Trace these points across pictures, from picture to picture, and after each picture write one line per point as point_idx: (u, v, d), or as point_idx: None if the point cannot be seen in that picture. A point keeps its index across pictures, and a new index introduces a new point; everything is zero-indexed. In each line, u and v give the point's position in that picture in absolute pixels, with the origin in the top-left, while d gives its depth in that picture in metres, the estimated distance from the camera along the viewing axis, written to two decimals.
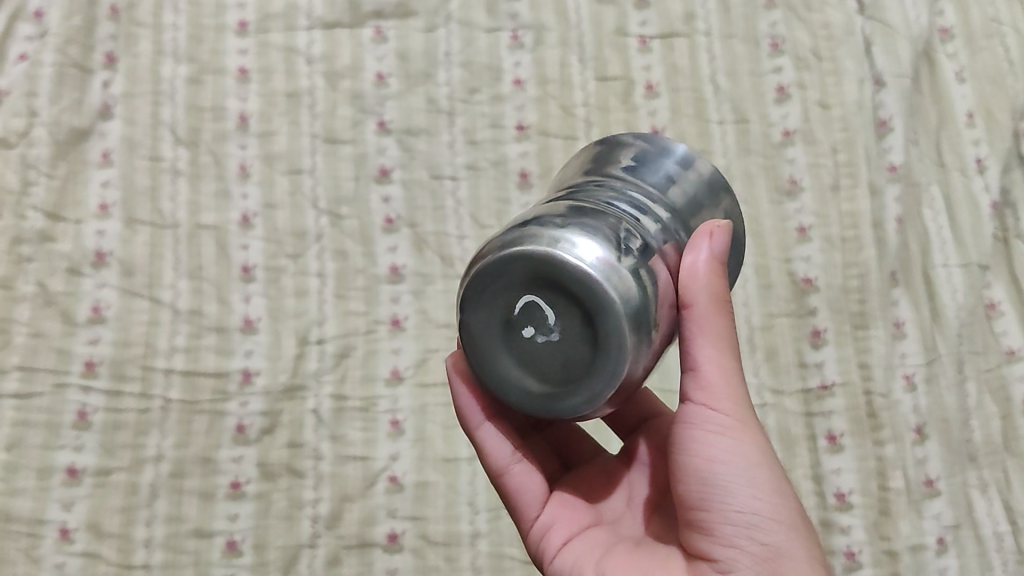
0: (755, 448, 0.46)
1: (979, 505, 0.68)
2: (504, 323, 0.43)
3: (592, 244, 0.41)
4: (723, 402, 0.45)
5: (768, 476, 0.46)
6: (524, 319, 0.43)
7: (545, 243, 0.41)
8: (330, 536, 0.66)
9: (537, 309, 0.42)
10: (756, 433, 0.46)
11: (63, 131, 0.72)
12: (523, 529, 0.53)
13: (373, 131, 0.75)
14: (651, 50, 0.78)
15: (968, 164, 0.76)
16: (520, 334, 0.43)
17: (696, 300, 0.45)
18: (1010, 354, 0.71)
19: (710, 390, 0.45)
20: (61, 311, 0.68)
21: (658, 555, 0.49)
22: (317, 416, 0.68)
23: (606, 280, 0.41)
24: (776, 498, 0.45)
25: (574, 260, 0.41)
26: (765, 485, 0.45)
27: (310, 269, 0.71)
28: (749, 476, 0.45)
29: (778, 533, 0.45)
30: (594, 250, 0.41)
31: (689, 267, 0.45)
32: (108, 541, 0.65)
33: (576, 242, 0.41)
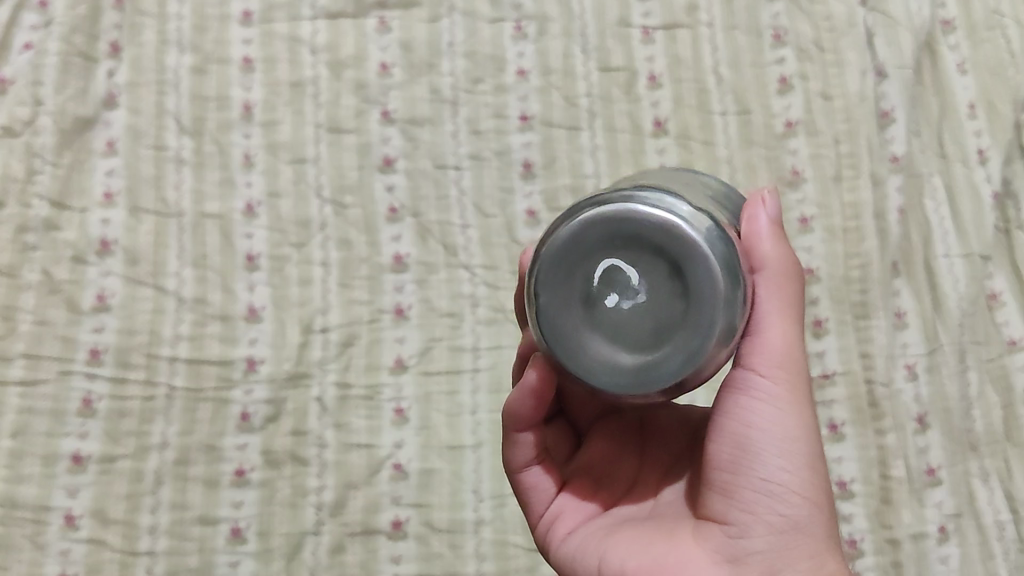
0: (799, 420, 0.45)
1: (981, 494, 0.69)
2: (583, 300, 0.43)
3: (680, 201, 0.42)
4: (774, 369, 0.45)
5: (806, 450, 0.45)
6: (606, 287, 0.42)
7: (622, 202, 0.41)
8: (334, 523, 0.66)
9: (620, 274, 0.42)
10: (804, 404, 0.46)
11: (68, 119, 0.72)
12: (532, 521, 0.54)
13: (376, 121, 0.75)
14: (654, 41, 0.79)
15: (970, 155, 0.76)
16: (602, 305, 0.42)
17: (766, 264, 0.45)
18: (1011, 343, 0.72)
19: (764, 353, 0.45)
20: (66, 298, 0.69)
21: (666, 523, 0.49)
22: (321, 404, 0.68)
23: (704, 228, 0.41)
24: (808, 473, 0.45)
25: (670, 209, 0.41)
26: (799, 458, 0.45)
27: (314, 257, 0.72)
28: (785, 446, 0.45)
29: (801, 509, 0.45)
30: (685, 205, 0.42)
31: (753, 231, 0.45)
32: (113, 528, 0.65)
33: (666, 198, 0.42)
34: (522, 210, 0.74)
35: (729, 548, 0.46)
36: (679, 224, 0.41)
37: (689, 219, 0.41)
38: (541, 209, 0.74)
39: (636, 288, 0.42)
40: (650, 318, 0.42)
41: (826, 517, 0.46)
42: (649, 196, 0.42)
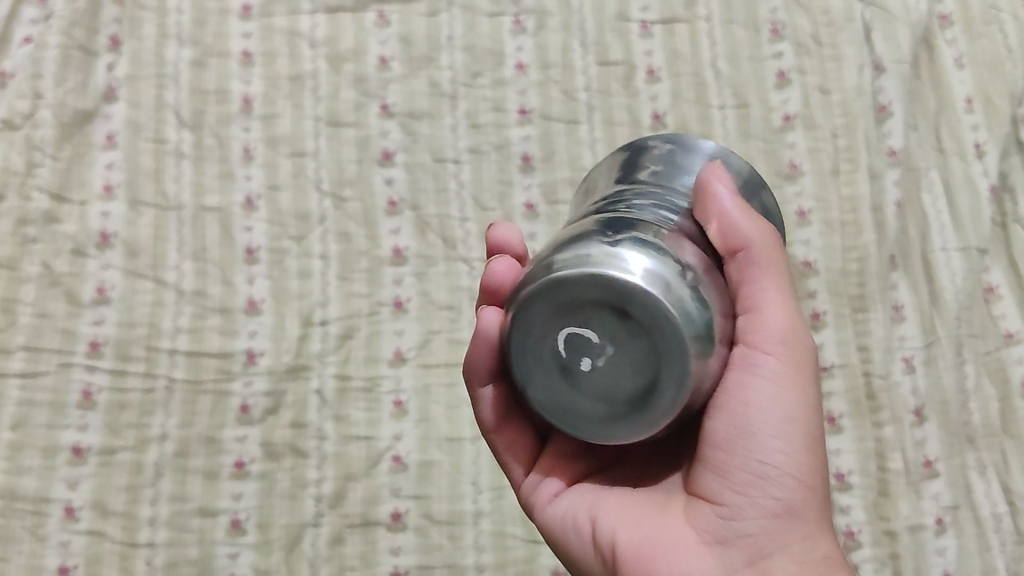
0: (797, 401, 0.46)
1: (978, 486, 0.69)
2: (559, 367, 0.44)
3: (636, 256, 0.43)
4: (774, 351, 0.46)
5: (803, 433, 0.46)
6: (573, 353, 0.44)
7: (575, 268, 0.42)
8: (334, 515, 0.66)
9: (581, 335, 0.43)
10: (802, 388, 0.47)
11: (68, 113, 0.72)
12: (513, 480, 0.55)
13: (376, 115, 0.75)
14: (652, 35, 0.79)
15: (967, 149, 0.76)
16: (579, 370, 0.44)
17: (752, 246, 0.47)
18: (1008, 337, 0.72)
19: (762, 333, 0.46)
20: (66, 291, 0.69)
21: (656, 498, 0.50)
22: (320, 396, 0.69)
23: (664, 281, 0.42)
24: (805, 455, 0.46)
25: (625, 271, 0.42)
26: (795, 441, 0.46)
27: (314, 250, 0.72)
28: (783, 427, 0.46)
29: (797, 492, 0.46)
30: (643, 261, 0.42)
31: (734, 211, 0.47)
32: (113, 520, 0.65)
33: (624, 256, 0.43)
34: (521, 204, 0.74)
35: (722, 530, 0.46)
36: (632, 280, 0.42)
37: (645, 276, 0.42)
38: (540, 202, 0.74)
39: (599, 345, 0.43)
40: (627, 373, 0.43)
41: (821, 502, 0.47)
42: (601, 255, 0.43)
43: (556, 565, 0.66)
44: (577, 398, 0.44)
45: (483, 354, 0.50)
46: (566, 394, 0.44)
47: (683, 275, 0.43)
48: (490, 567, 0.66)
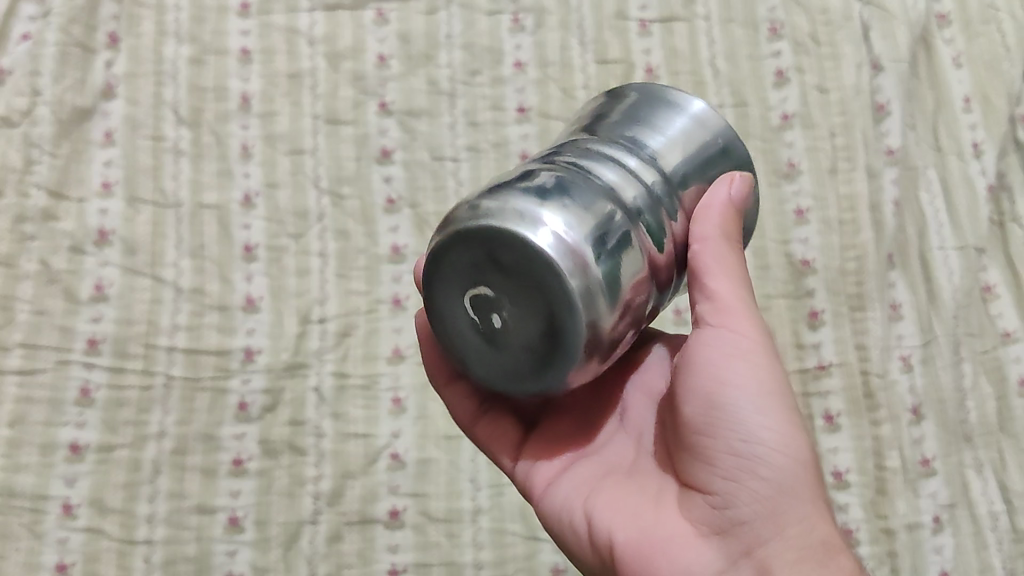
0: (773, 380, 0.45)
1: (975, 484, 0.69)
2: (479, 333, 0.43)
3: (541, 214, 0.40)
4: (740, 329, 0.45)
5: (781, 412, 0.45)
6: (483, 315, 0.42)
7: (457, 227, 0.41)
8: (332, 512, 0.66)
9: (483, 296, 0.42)
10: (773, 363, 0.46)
11: (66, 110, 0.72)
12: (506, 470, 0.54)
13: (374, 112, 0.75)
14: (651, 34, 0.79)
15: (965, 148, 0.76)
16: (494, 333, 0.42)
17: (710, 235, 0.45)
18: (1006, 335, 0.72)
19: (728, 316, 0.45)
20: (64, 288, 0.69)
21: (651, 488, 0.49)
22: (319, 394, 0.69)
23: (561, 237, 0.39)
24: (792, 433, 0.45)
25: (523, 231, 0.39)
26: (776, 417, 0.45)
27: (312, 248, 0.72)
28: (760, 405, 0.45)
29: (787, 470, 0.44)
30: (546, 220, 0.40)
31: (707, 205, 0.46)
32: (111, 517, 0.65)
33: (528, 214, 0.40)
34: None
35: (717, 520, 0.45)
36: (512, 231, 0.40)
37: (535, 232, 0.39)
38: None
39: (497, 302, 0.41)
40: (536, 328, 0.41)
41: (814, 480, 0.45)
42: (494, 208, 0.41)
43: (554, 563, 0.66)
44: (499, 362, 0.43)
45: (426, 347, 0.54)
46: (484, 360, 0.43)
47: (588, 228, 0.40)
48: (488, 565, 0.66)
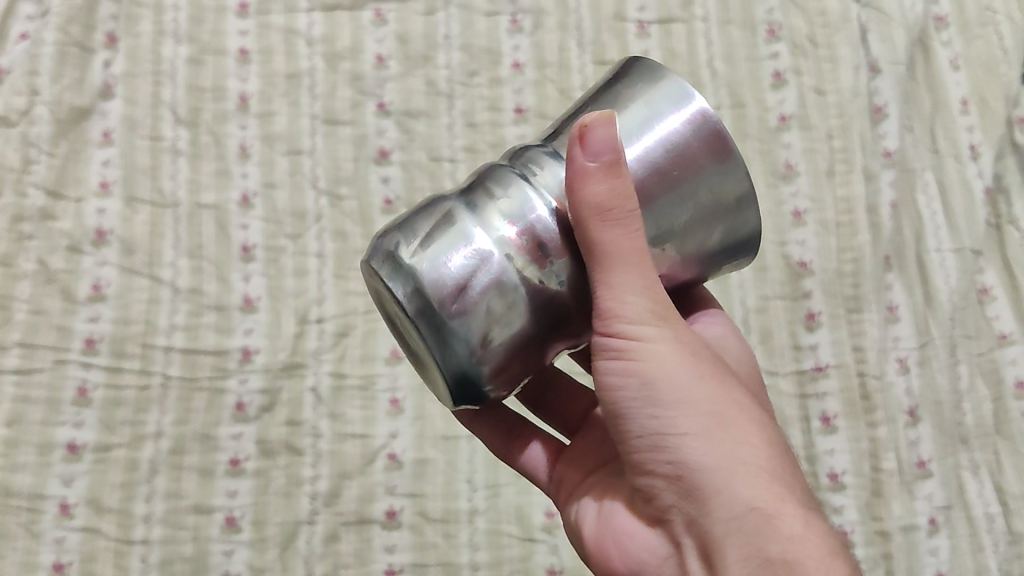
0: (671, 371, 0.44)
1: (971, 486, 0.69)
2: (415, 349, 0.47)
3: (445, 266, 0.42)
4: (642, 319, 0.43)
5: (683, 401, 0.44)
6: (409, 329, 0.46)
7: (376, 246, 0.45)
8: (329, 512, 0.67)
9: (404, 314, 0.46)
10: (675, 342, 0.44)
11: (64, 109, 0.72)
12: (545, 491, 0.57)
13: (372, 113, 0.76)
14: (649, 35, 0.79)
15: (962, 150, 0.77)
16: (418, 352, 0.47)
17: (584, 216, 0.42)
18: (1002, 337, 0.72)
19: (626, 311, 0.43)
20: (62, 288, 0.69)
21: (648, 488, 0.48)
22: (316, 394, 0.69)
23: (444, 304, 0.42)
24: (700, 420, 0.43)
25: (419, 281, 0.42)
26: (698, 395, 0.44)
27: (310, 249, 0.72)
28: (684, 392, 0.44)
29: (701, 457, 0.43)
30: (444, 273, 0.42)
31: (578, 189, 0.42)
32: (108, 517, 0.65)
33: (436, 262, 0.42)
34: None
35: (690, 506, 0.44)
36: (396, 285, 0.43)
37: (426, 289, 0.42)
38: None
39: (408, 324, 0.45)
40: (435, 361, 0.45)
41: (737, 446, 0.43)
42: (405, 245, 0.43)
43: (550, 564, 0.66)
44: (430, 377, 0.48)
45: None
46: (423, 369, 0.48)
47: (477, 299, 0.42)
48: (485, 566, 0.66)
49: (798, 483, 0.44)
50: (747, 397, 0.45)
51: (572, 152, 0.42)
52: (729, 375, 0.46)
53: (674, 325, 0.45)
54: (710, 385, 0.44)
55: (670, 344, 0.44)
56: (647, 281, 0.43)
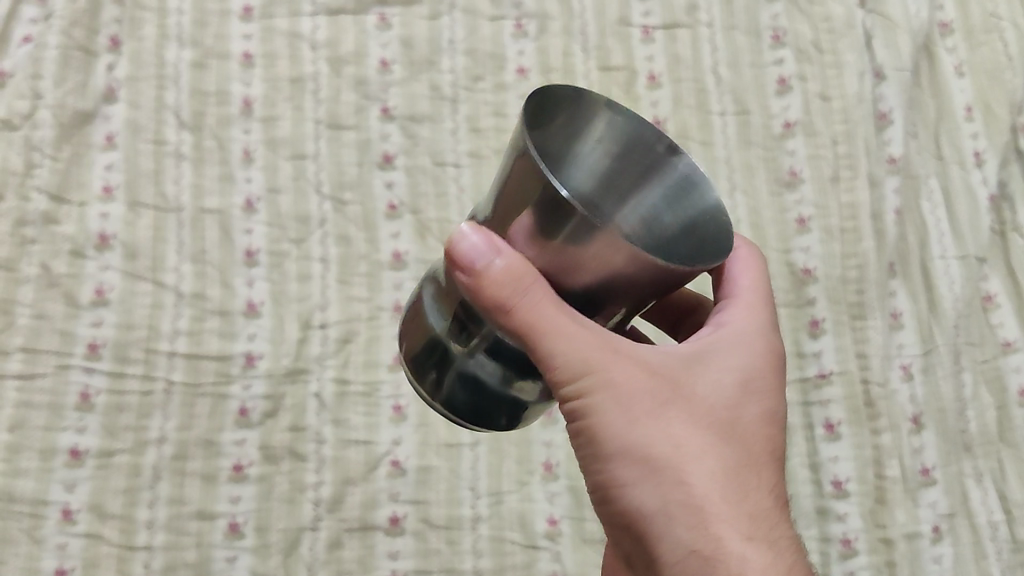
0: (614, 418, 0.43)
1: (975, 494, 0.69)
2: None
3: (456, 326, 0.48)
4: (578, 372, 0.43)
5: (622, 454, 0.44)
6: None
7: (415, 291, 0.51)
8: (332, 519, 0.66)
9: None
10: (619, 387, 0.43)
11: (67, 113, 0.72)
12: None
13: (376, 117, 0.75)
14: (653, 40, 0.79)
15: (967, 157, 0.77)
16: None
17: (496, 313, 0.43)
18: (1007, 345, 0.72)
19: (561, 366, 0.43)
20: (64, 293, 0.68)
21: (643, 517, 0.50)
22: (319, 400, 0.69)
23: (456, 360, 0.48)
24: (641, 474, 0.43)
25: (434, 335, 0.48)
26: (642, 440, 0.43)
27: (313, 254, 0.72)
28: (626, 439, 0.43)
29: (645, 505, 0.44)
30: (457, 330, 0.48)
31: (480, 290, 0.43)
32: (110, 523, 0.65)
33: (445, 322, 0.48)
34: None
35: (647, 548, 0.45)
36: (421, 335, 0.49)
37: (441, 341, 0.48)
38: None
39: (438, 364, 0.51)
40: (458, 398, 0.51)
41: (680, 493, 0.43)
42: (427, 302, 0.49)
43: (553, 571, 0.66)
44: None
45: None
46: None
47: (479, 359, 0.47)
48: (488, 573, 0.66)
49: (750, 516, 0.43)
50: (701, 432, 0.44)
51: (455, 268, 0.44)
52: (685, 401, 0.44)
53: (611, 373, 0.43)
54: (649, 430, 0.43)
55: (606, 395, 0.43)
56: (569, 338, 0.43)
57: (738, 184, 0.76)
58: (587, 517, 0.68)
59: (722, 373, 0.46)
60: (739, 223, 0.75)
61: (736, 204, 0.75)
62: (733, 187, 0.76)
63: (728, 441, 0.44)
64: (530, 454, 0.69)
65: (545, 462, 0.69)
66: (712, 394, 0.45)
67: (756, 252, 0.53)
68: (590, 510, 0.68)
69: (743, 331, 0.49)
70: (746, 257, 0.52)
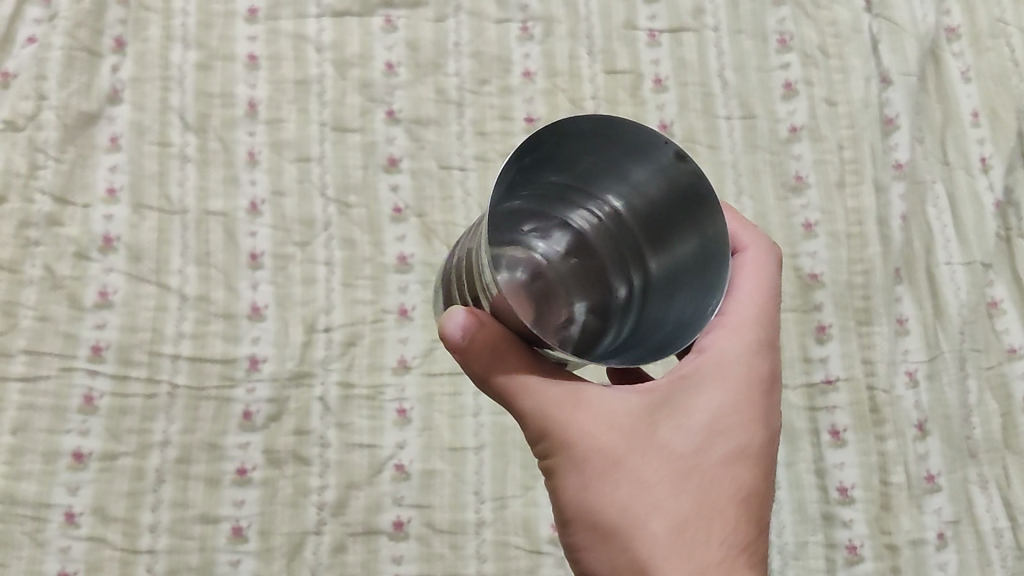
0: (575, 476, 0.48)
1: (979, 500, 0.69)
2: None
3: None
4: (546, 432, 0.48)
5: (583, 514, 0.48)
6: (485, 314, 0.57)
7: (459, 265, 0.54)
8: (336, 523, 0.66)
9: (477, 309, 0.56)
10: (581, 448, 0.48)
11: (71, 114, 0.72)
12: None
13: (382, 120, 0.75)
14: (660, 44, 0.79)
15: (973, 163, 0.76)
16: None
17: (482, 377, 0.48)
18: (1011, 351, 0.72)
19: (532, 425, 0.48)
20: (68, 295, 0.68)
21: None
22: (324, 403, 0.68)
23: None
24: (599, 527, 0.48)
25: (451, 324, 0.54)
26: (600, 498, 0.47)
27: (318, 257, 0.72)
28: (588, 496, 0.48)
29: (603, 562, 0.48)
30: None
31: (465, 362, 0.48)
32: (113, 526, 0.65)
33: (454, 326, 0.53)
34: None
35: None
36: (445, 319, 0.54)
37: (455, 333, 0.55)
38: None
39: None
40: None
41: (630, 551, 0.46)
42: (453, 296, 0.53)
43: None
44: None
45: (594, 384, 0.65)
46: None
47: None
48: None
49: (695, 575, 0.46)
50: (648, 486, 0.47)
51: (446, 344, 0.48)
52: (644, 457, 0.48)
53: (570, 434, 0.48)
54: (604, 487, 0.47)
55: (567, 454, 0.48)
56: (537, 402, 0.48)
57: (744, 189, 0.76)
58: None
59: (689, 416, 0.49)
60: None
61: (742, 208, 0.75)
62: (739, 192, 0.76)
63: (683, 495, 0.47)
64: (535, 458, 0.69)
65: None
66: (673, 441, 0.48)
67: (765, 284, 0.54)
68: None
69: (724, 359, 0.50)
70: (750, 286, 0.54)
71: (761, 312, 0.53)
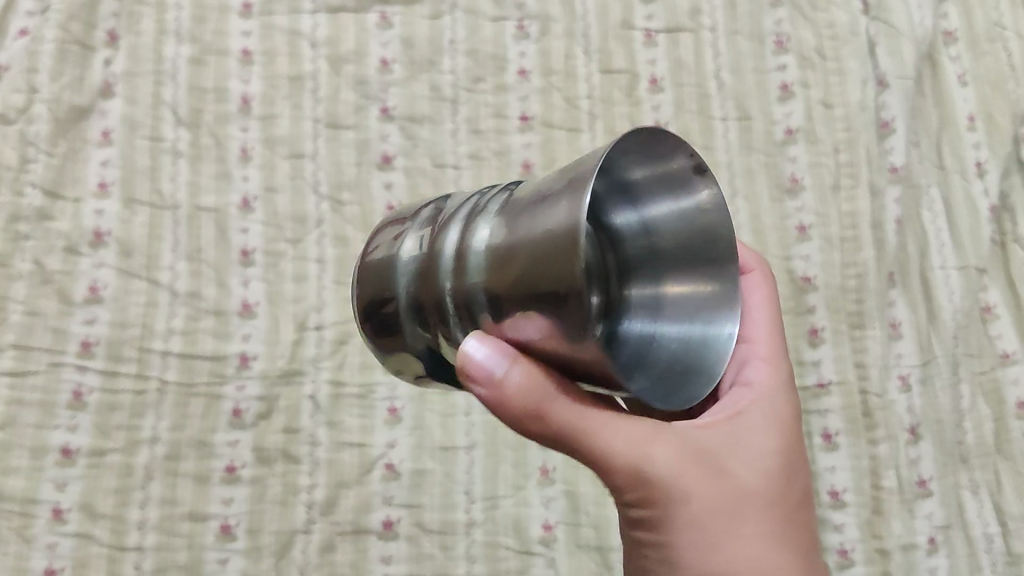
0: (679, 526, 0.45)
1: (970, 505, 0.69)
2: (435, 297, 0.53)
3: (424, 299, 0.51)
4: (638, 476, 0.45)
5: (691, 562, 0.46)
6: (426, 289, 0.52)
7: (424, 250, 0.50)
8: (325, 522, 0.66)
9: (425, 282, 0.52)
10: (680, 491, 0.45)
11: (62, 108, 0.71)
12: None
13: (375, 117, 0.75)
14: (656, 44, 0.78)
15: (968, 167, 0.76)
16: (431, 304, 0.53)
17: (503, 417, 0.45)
18: (1005, 357, 0.72)
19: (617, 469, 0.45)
20: (58, 289, 0.68)
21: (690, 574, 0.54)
22: (314, 401, 0.68)
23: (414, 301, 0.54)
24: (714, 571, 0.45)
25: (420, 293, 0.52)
26: (712, 544, 0.45)
27: (310, 254, 0.71)
28: (696, 542, 0.45)
29: None
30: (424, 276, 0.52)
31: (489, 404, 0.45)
32: (101, 523, 0.64)
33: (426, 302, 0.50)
34: None
35: None
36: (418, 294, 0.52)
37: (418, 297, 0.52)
38: None
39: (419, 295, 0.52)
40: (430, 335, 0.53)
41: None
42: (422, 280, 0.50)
43: None
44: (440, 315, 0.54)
45: None
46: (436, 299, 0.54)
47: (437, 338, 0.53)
48: None
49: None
50: (756, 522, 0.46)
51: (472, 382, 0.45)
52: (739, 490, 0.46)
53: (670, 481, 0.45)
54: (718, 527, 0.45)
55: (668, 501, 0.45)
56: (619, 438, 0.45)
57: (739, 191, 0.76)
58: (582, 523, 0.67)
59: (756, 446, 0.49)
60: (739, 230, 0.75)
61: (736, 210, 0.75)
62: (733, 194, 0.75)
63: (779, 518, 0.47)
64: (527, 458, 0.69)
65: (542, 467, 0.69)
66: (759, 477, 0.47)
67: (770, 301, 0.56)
68: (585, 516, 0.68)
69: (761, 385, 0.52)
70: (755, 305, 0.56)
71: (776, 332, 0.55)
